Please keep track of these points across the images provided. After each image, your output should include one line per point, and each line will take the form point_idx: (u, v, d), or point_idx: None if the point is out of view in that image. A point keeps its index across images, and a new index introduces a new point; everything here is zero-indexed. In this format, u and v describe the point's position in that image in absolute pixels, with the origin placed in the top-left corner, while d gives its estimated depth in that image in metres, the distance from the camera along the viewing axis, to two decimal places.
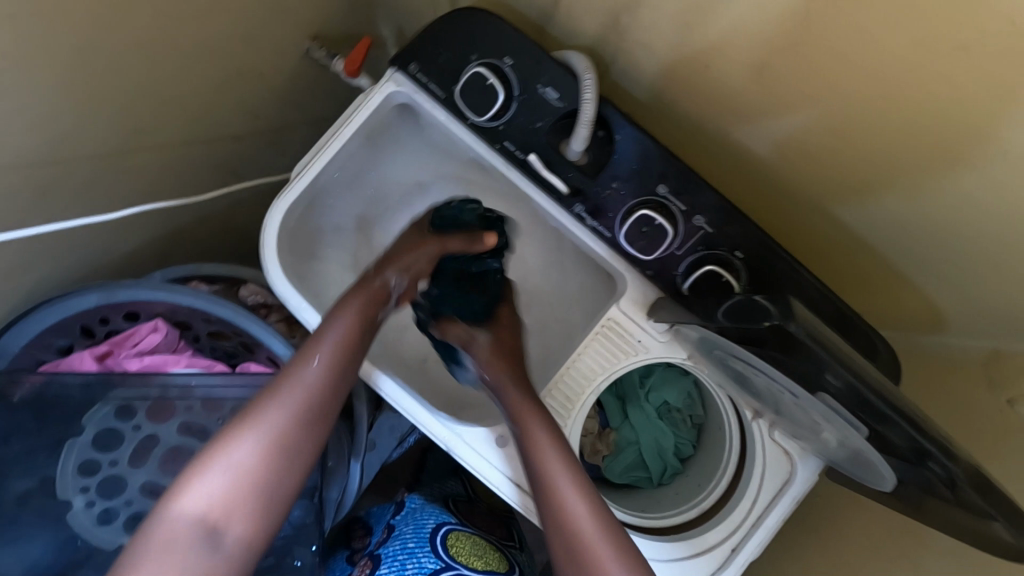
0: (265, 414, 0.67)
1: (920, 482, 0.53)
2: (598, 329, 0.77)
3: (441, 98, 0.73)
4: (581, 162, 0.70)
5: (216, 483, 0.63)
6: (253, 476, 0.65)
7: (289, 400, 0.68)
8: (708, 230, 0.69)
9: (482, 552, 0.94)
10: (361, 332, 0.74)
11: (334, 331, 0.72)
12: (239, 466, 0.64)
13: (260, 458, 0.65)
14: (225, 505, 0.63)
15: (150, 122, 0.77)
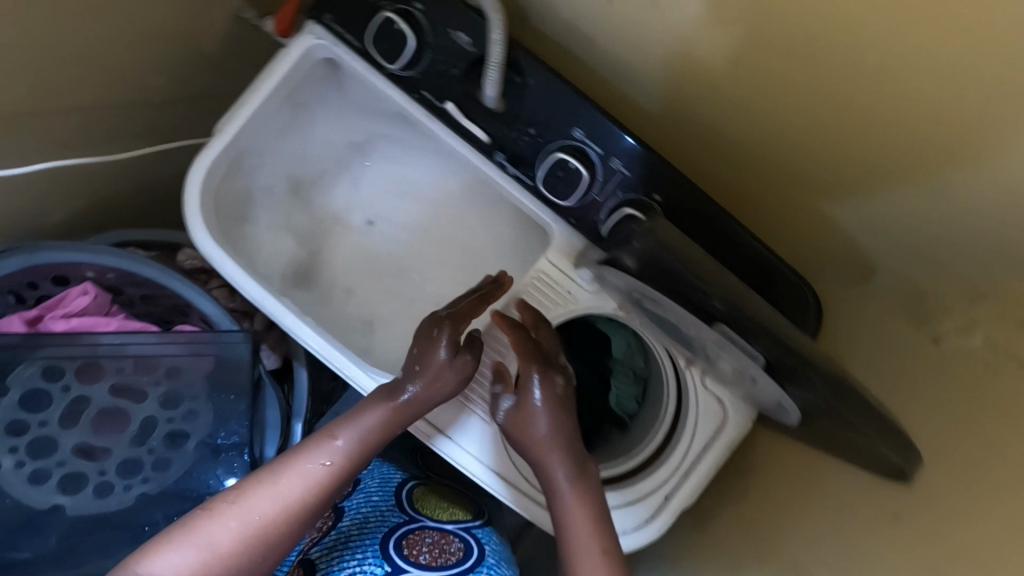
0: (283, 482, 0.63)
1: (815, 406, 0.54)
2: (525, 284, 0.77)
3: (358, 48, 0.72)
4: (500, 109, 0.69)
5: (220, 536, 0.58)
6: (257, 549, 0.59)
7: (309, 478, 0.64)
8: (624, 173, 0.68)
9: (447, 505, 0.96)
10: (392, 423, 0.70)
11: (360, 429, 0.69)
12: (249, 530, 0.59)
13: (273, 520, 0.61)
14: (219, 572, 0.57)
15: (66, 83, 0.75)
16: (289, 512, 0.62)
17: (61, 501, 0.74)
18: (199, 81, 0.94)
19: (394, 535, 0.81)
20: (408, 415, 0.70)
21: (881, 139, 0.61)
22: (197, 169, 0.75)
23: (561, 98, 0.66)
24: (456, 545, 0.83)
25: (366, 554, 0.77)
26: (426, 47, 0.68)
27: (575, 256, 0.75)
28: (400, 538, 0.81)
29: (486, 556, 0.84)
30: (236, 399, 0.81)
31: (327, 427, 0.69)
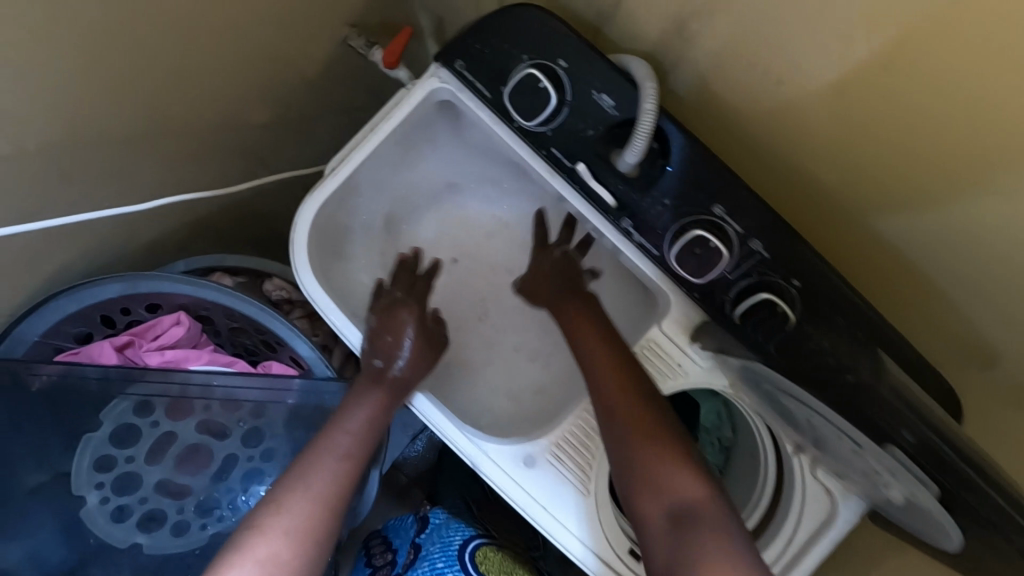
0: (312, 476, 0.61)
1: (983, 539, 0.48)
2: (639, 350, 0.74)
3: (488, 99, 0.68)
4: (631, 173, 0.66)
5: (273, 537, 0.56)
6: (310, 544, 0.57)
7: (330, 462, 0.63)
8: (763, 255, 0.64)
9: (512, 568, 0.91)
10: (384, 407, 0.69)
11: (359, 416, 0.68)
12: (293, 533, 0.57)
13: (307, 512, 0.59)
14: None
15: (181, 108, 0.72)
16: (328, 502, 0.60)
17: (140, 540, 0.70)
18: (295, 105, 0.91)
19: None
20: (401, 396, 0.71)
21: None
22: (309, 207, 0.73)
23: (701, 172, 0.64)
24: None
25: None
26: (565, 107, 0.65)
27: (690, 329, 0.72)
28: None
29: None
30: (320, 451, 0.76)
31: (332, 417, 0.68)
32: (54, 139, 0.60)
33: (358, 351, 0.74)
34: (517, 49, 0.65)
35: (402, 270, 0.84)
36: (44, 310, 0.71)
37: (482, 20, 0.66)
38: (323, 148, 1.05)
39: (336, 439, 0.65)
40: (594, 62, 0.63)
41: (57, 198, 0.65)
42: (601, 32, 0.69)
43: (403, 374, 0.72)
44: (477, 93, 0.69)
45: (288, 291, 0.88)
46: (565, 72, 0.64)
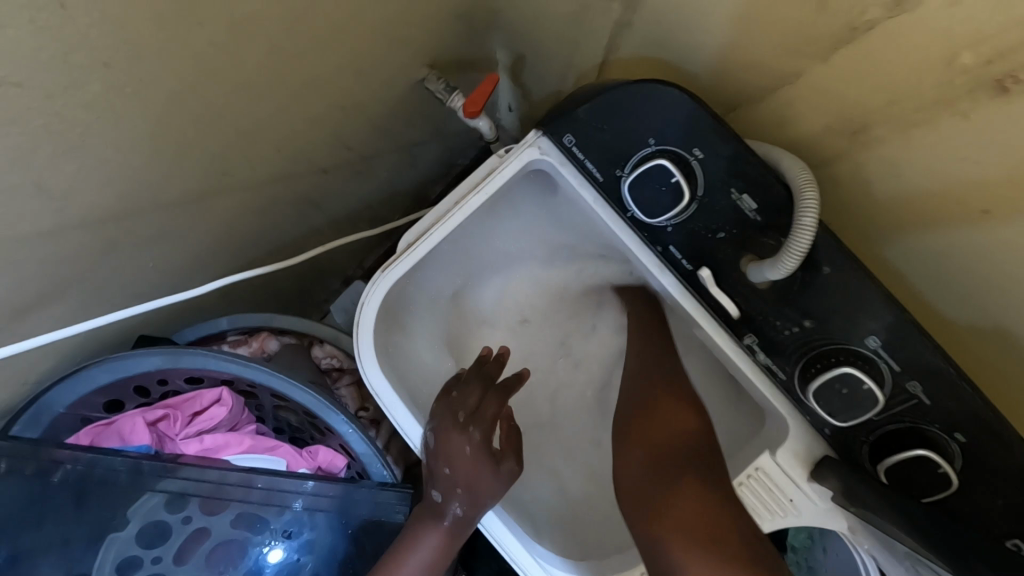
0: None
1: None
2: (742, 481, 0.64)
3: (599, 181, 0.59)
4: (763, 287, 0.56)
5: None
6: None
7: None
8: (922, 401, 0.53)
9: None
10: (445, 547, 0.60)
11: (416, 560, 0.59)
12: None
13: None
14: None
15: (243, 164, 0.63)
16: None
17: None
18: (360, 146, 0.81)
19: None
20: (461, 534, 0.61)
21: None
22: (379, 285, 0.64)
23: (859, 296, 0.53)
24: None
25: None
26: (696, 203, 0.55)
27: (810, 463, 0.61)
28: None
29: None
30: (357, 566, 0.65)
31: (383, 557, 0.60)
32: (103, 213, 0.51)
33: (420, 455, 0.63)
34: (644, 129, 0.55)
35: (479, 369, 0.68)
36: (74, 381, 0.63)
37: (603, 93, 0.56)
38: (379, 186, 0.95)
39: None
40: (739, 152, 0.52)
41: (97, 270, 0.56)
42: (738, 113, 0.58)
43: (470, 509, 0.60)
44: (588, 173, 0.60)
45: (337, 361, 0.79)
46: (700, 164, 0.54)
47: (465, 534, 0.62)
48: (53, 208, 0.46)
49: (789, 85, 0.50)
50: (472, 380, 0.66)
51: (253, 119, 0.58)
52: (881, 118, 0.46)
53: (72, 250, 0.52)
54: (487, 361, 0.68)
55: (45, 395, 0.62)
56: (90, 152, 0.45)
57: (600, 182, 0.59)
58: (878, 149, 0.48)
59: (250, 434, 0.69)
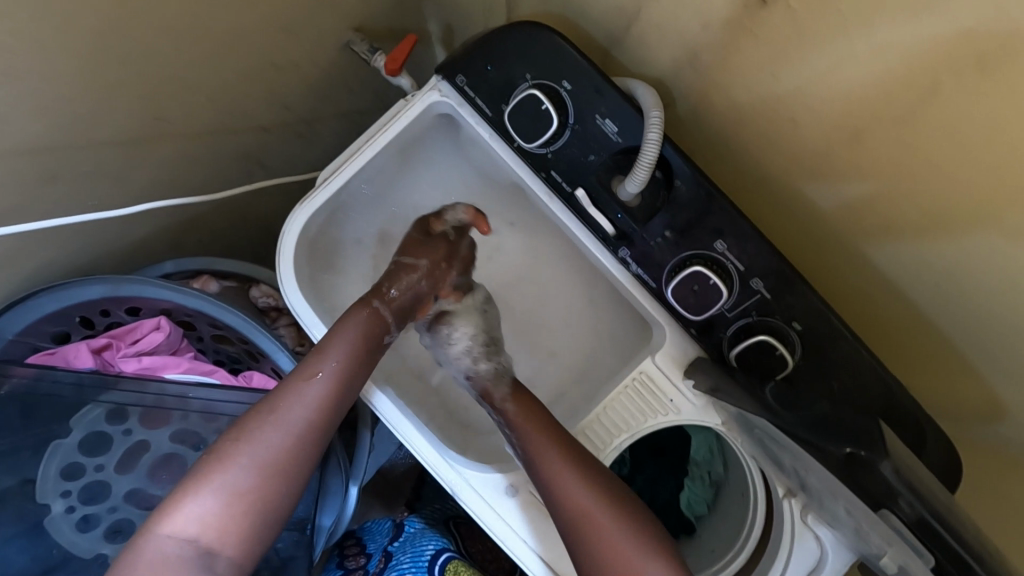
0: (217, 487, 0.61)
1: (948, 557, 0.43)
2: (628, 382, 0.71)
3: (489, 116, 0.67)
4: (631, 203, 0.64)
5: (184, 532, 0.59)
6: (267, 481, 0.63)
7: (256, 454, 0.63)
8: (764, 295, 0.62)
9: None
10: (314, 415, 0.65)
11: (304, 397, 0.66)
12: (221, 505, 0.61)
13: (237, 510, 0.61)
14: (227, 522, 0.61)
15: (174, 110, 0.70)
16: (240, 516, 0.61)
17: (106, 551, 0.68)
18: (300, 109, 0.89)
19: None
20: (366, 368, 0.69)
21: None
22: (300, 216, 0.71)
23: (701, 201, 0.61)
24: None
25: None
26: (569, 130, 0.63)
27: (684, 366, 0.70)
28: None
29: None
30: None
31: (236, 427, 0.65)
32: (43, 143, 0.59)
33: None
34: (524, 65, 0.63)
35: (406, 261, 0.77)
36: (20, 310, 0.69)
37: (489, 35, 0.64)
38: (327, 151, 1.02)
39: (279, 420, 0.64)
40: (600, 80, 0.61)
41: (39, 200, 0.63)
42: (610, 53, 0.66)
43: (344, 372, 0.67)
44: (480, 109, 0.67)
45: (275, 302, 0.86)
46: (570, 95, 0.62)
47: (363, 377, 0.68)
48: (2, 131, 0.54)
49: (639, 22, 0.59)
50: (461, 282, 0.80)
51: (181, 67, 0.66)
52: (707, 44, 0.54)
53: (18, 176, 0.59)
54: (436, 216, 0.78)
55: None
56: (26, 78, 0.53)
57: (491, 117, 0.67)
58: (713, 73, 0.56)
59: (188, 358, 0.76)
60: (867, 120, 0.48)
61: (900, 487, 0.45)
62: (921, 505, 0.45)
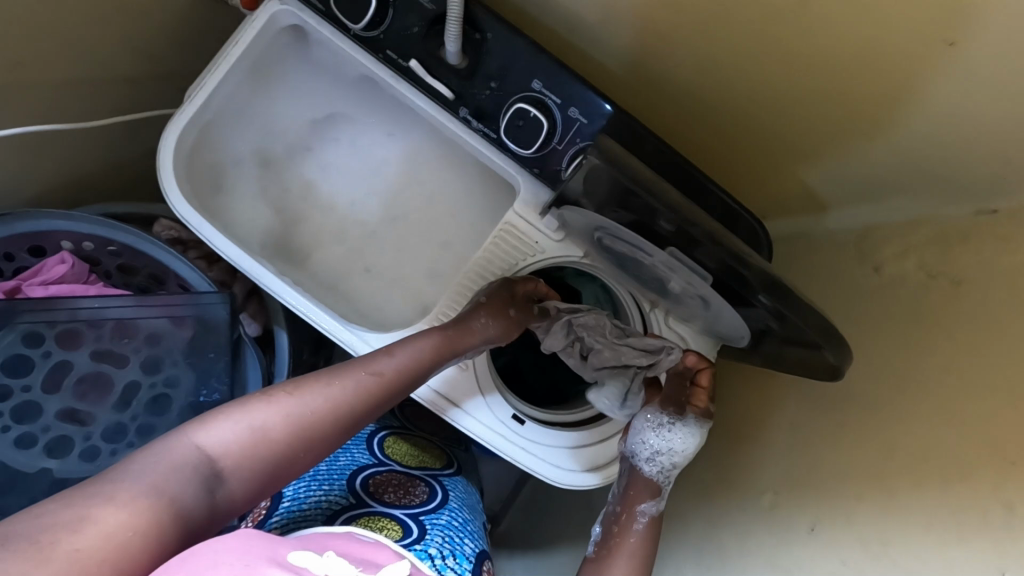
0: (246, 420, 0.59)
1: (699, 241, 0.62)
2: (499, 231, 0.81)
3: (322, 11, 0.74)
4: (458, 64, 0.72)
5: (211, 449, 0.56)
6: (304, 431, 0.61)
7: (334, 401, 0.65)
8: (582, 121, 0.71)
9: (417, 453, 1.04)
10: (379, 388, 0.69)
11: (401, 369, 0.72)
12: (256, 430, 0.58)
13: (262, 449, 0.58)
14: (254, 454, 0.57)
15: (34, 58, 0.75)
16: (259, 453, 0.58)
17: (48, 464, 0.75)
18: (167, 54, 0.94)
19: (363, 474, 0.88)
20: (445, 357, 0.76)
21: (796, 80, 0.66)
22: (172, 132, 0.78)
23: (512, 51, 0.70)
24: (421, 488, 0.91)
25: (333, 488, 0.83)
26: (389, 7, 0.71)
27: (539, 207, 0.79)
28: (367, 477, 0.88)
29: (449, 500, 0.91)
30: (214, 357, 0.82)
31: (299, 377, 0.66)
32: None
33: (224, 251, 0.79)
34: None
35: (512, 312, 0.82)
36: None
37: None
38: None
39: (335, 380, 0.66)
40: None
41: None
42: None
43: (412, 364, 0.73)
44: (313, 5, 0.74)
45: (176, 234, 0.92)
46: None
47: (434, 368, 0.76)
48: None
49: None
50: (698, 392, 0.78)
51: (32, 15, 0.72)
52: None
53: None
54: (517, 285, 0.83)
55: None
56: None
57: (325, 11, 0.74)
58: None
59: (97, 286, 0.82)
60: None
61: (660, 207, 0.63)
62: (678, 216, 0.62)
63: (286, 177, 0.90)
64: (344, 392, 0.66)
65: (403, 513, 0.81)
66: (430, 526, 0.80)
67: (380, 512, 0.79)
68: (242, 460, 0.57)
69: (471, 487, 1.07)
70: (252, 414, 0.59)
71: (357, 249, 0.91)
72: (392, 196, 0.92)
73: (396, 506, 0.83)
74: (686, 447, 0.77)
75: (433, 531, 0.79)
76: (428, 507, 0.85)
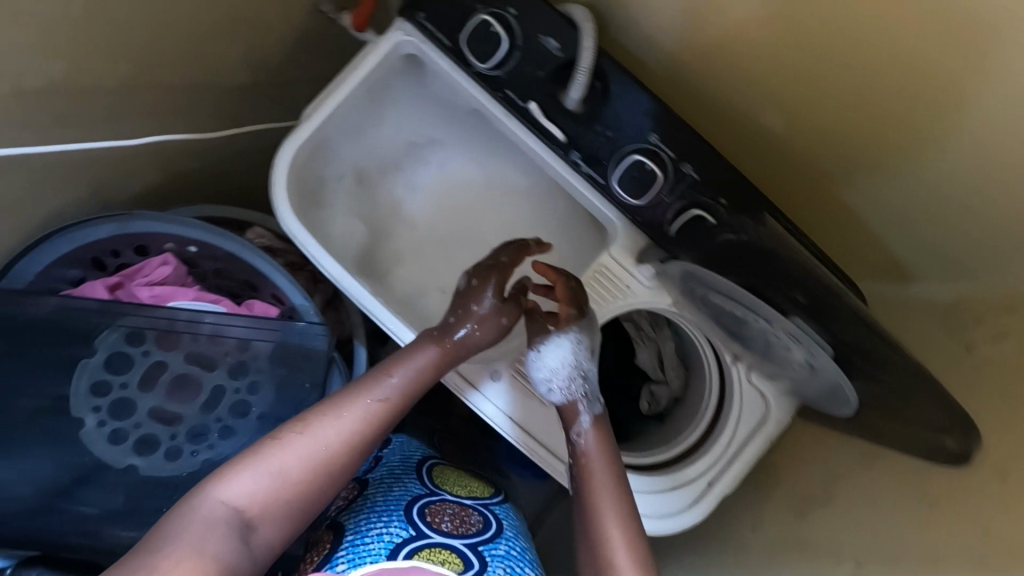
0: (262, 468, 0.61)
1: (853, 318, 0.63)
2: (590, 276, 0.82)
3: (448, 46, 0.76)
4: (577, 110, 0.74)
5: (234, 501, 0.58)
6: (320, 467, 0.63)
7: (341, 432, 0.65)
8: (693, 177, 0.73)
9: (466, 481, 1.01)
10: (386, 410, 0.69)
11: (406, 384, 0.71)
12: (273, 475, 0.60)
13: (282, 491, 0.60)
14: (281, 496, 0.60)
15: (162, 61, 0.78)
16: (283, 497, 0.60)
17: (135, 462, 0.75)
18: (274, 68, 0.97)
19: (417, 505, 0.87)
20: (451, 362, 0.75)
21: (904, 142, 0.69)
22: (288, 147, 0.80)
23: (633, 101, 0.72)
24: (475, 516, 0.88)
25: (391, 521, 0.82)
26: (518, 49, 0.73)
27: (636, 253, 0.80)
28: (423, 507, 0.86)
29: (504, 528, 0.89)
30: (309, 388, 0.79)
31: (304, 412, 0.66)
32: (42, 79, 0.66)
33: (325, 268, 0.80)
34: None
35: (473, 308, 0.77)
36: (41, 250, 0.77)
37: None
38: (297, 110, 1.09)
39: (340, 411, 0.66)
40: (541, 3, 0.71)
41: (45, 135, 0.70)
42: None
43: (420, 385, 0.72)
44: (440, 40, 0.76)
45: (265, 242, 0.93)
46: (515, 17, 0.72)
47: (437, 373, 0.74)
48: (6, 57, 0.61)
49: None
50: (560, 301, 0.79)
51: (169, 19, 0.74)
52: None
53: (20, 109, 0.66)
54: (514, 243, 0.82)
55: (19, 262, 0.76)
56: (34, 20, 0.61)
57: (451, 47, 0.76)
58: None
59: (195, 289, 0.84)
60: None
61: (810, 283, 0.65)
62: (819, 293, 0.65)
63: (379, 198, 0.93)
64: (346, 419, 0.66)
65: (464, 542, 0.81)
66: (489, 557, 0.80)
67: (440, 544, 0.79)
68: (267, 502, 0.60)
69: (518, 517, 1.04)
70: (267, 457, 0.61)
71: (432, 264, 0.94)
72: (477, 225, 0.95)
73: (455, 536, 0.82)
74: (574, 355, 0.78)
75: (492, 563, 0.79)
76: (485, 536, 0.84)
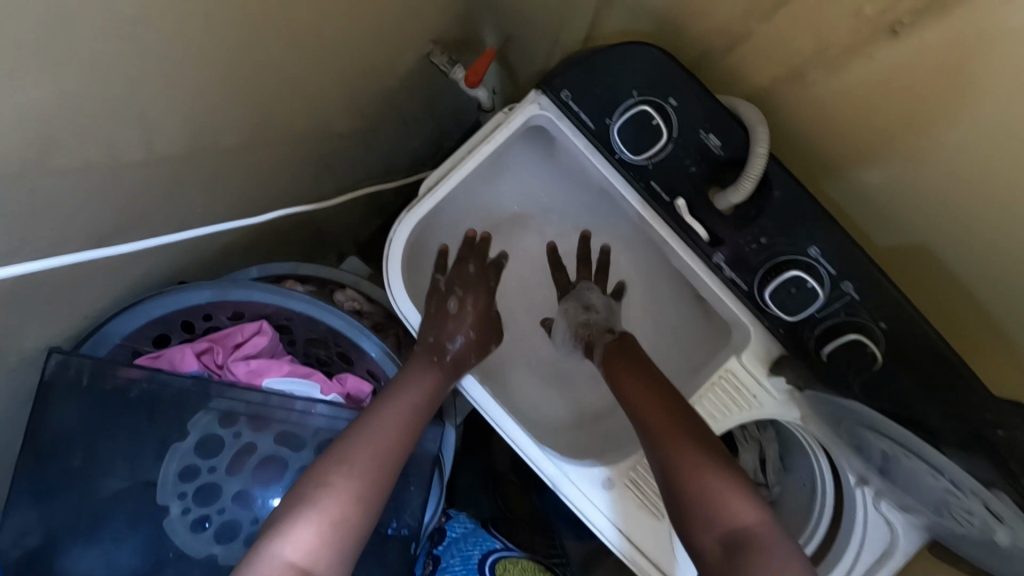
0: (307, 516, 0.57)
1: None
2: (715, 380, 0.76)
3: (592, 129, 0.70)
4: (727, 211, 0.68)
5: (287, 557, 0.54)
6: (365, 500, 0.60)
7: (372, 460, 0.62)
8: (852, 297, 0.66)
9: None
10: (408, 422, 0.66)
11: (413, 396, 0.68)
12: (321, 521, 0.57)
13: (334, 534, 0.57)
14: (336, 540, 0.57)
15: (277, 119, 0.72)
16: (337, 539, 0.57)
17: (216, 551, 0.67)
18: (375, 116, 0.90)
19: None
20: (451, 375, 0.73)
21: None
22: (406, 221, 0.74)
23: (796, 210, 0.66)
24: None
25: None
26: (674, 144, 0.67)
27: (769, 363, 0.74)
28: None
29: None
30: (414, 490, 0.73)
31: (333, 451, 0.62)
32: (164, 149, 0.59)
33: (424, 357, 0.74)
34: (630, 82, 0.67)
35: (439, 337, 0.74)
36: (131, 313, 0.70)
37: (596, 53, 0.68)
38: (385, 155, 1.03)
39: (368, 435, 0.64)
40: (705, 99, 0.66)
41: (155, 199, 0.64)
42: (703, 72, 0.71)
43: (419, 402, 0.68)
44: (584, 123, 0.71)
45: (356, 304, 0.88)
46: (674, 111, 0.66)
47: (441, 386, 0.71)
48: (137, 130, 0.55)
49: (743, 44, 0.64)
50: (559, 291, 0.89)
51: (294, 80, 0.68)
52: (812, 64, 0.60)
53: (138, 176, 0.60)
54: (473, 243, 0.82)
55: (108, 325, 0.69)
56: (172, 91, 0.55)
57: (594, 131, 0.71)
58: (813, 90, 0.62)
59: (288, 361, 0.77)
60: (962, 128, 0.53)
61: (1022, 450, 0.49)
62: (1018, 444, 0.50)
63: None
64: (375, 439, 0.63)
65: None
66: None
67: None
68: (320, 544, 0.56)
69: None
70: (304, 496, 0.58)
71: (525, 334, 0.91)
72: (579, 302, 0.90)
73: None
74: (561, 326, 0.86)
75: None
76: None
